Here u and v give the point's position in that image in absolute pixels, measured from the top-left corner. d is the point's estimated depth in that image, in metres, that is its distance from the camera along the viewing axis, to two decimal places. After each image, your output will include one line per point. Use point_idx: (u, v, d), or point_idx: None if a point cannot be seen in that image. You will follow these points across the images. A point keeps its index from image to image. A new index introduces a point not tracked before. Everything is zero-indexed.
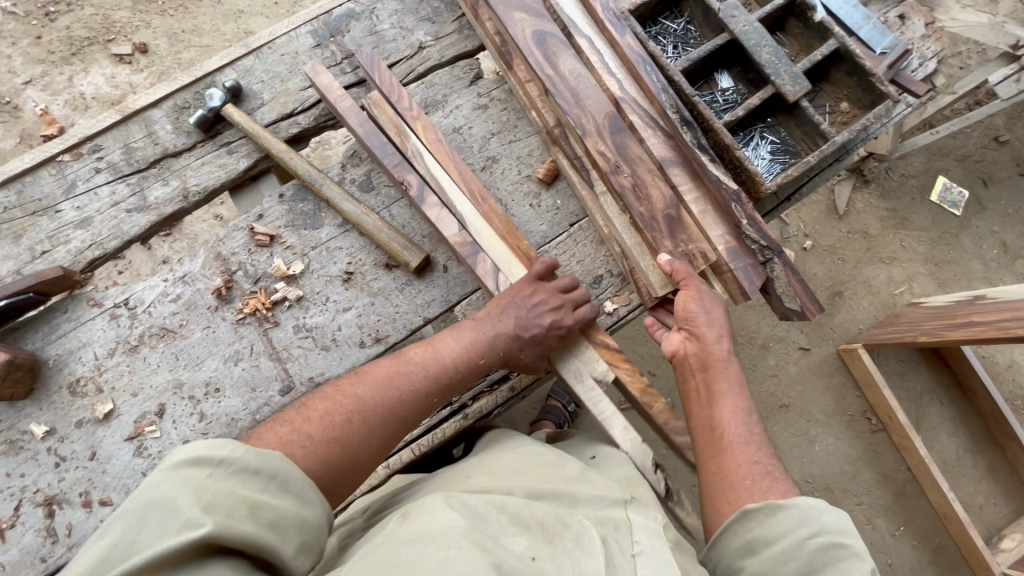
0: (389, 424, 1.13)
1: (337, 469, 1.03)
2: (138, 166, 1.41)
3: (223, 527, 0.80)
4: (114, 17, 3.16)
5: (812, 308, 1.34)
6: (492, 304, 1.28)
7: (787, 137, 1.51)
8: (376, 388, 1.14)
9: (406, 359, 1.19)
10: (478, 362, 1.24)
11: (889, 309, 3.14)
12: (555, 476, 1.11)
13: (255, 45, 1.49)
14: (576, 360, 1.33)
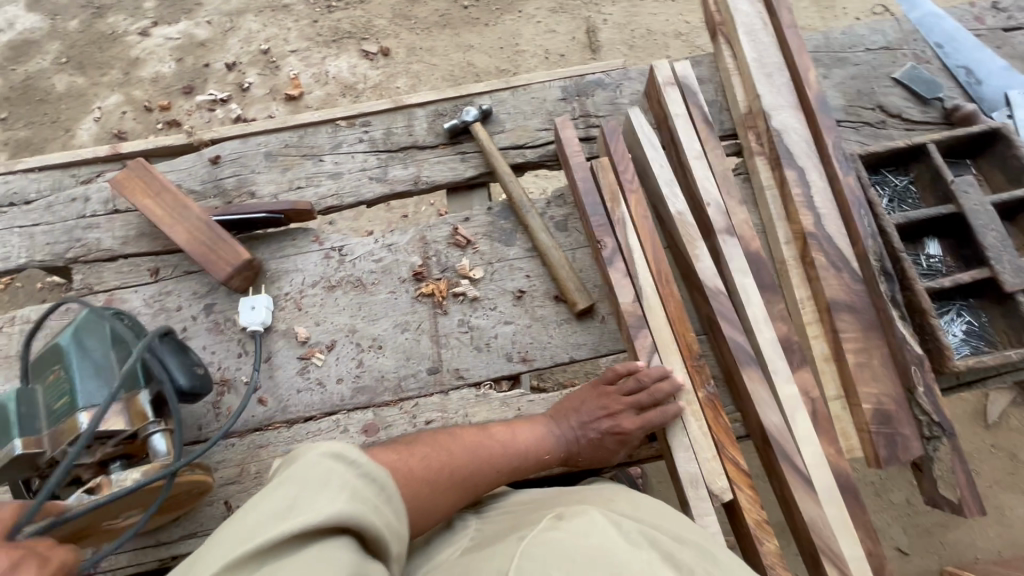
0: (463, 488, 1.19)
1: (414, 504, 1.09)
2: (391, 147, 1.68)
3: (359, 519, 0.84)
4: (374, 23, 3.79)
5: (972, 507, 1.25)
6: (563, 404, 1.39)
7: (987, 323, 1.45)
8: (460, 453, 1.21)
9: (489, 433, 1.28)
10: (545, 457, 1.32)
11: (1018, 550, 2.85)
12: (697, 531, 1.05)
13: (514, 85, 1.75)
14: (699, 464, 1.26)
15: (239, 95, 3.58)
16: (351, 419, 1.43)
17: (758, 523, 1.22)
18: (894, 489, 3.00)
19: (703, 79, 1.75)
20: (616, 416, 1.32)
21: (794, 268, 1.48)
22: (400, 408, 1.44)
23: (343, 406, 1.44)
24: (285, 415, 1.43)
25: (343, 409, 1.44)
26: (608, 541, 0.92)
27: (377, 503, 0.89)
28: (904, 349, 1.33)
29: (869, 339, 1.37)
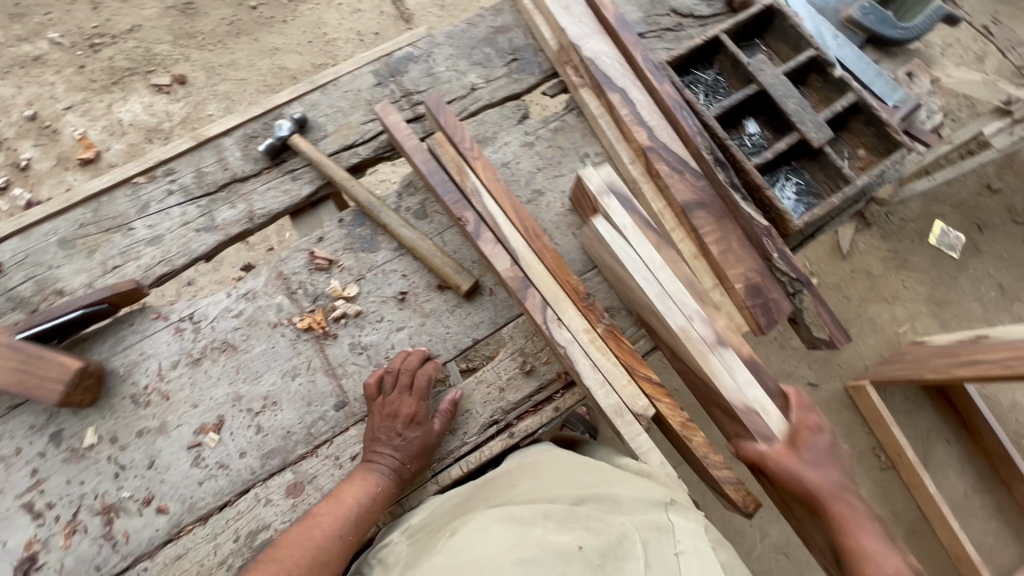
0: (321, 573, 1.16)
1: None
2: (208, 189, 1.50)
3: None
4: (155, 50, 3.32)
5: (839, 337, 1.42)
6: (364, 440, 1.32)
7: (810, 179, 1.62)
8: (296, 557, 1.15)
9: (313, 516, 1.22)
10: (380, 487, 1.27)
11: (893, 347, 3.50)
12: (599, 481, 1.25)
13: (321, 82, 1.61)
14: (618, 394, 1.30)
15: (21, 177, 3.02)
16: (271, 487, 1.32)
17: (684, 423, 1.32)
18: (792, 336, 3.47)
19: (508, 25, 1.71)
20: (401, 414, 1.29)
21: (644, 184, 1.55)
22: (320, 455, 1.35)
23: (257, 479, 1.32)
24: (195, 513, 1.29)
25: (257, 482, 1.32)
26: (506, 531, 1.09)
27: None
28: (749, 223, 1.47)
29: (724, 226, 1.49)
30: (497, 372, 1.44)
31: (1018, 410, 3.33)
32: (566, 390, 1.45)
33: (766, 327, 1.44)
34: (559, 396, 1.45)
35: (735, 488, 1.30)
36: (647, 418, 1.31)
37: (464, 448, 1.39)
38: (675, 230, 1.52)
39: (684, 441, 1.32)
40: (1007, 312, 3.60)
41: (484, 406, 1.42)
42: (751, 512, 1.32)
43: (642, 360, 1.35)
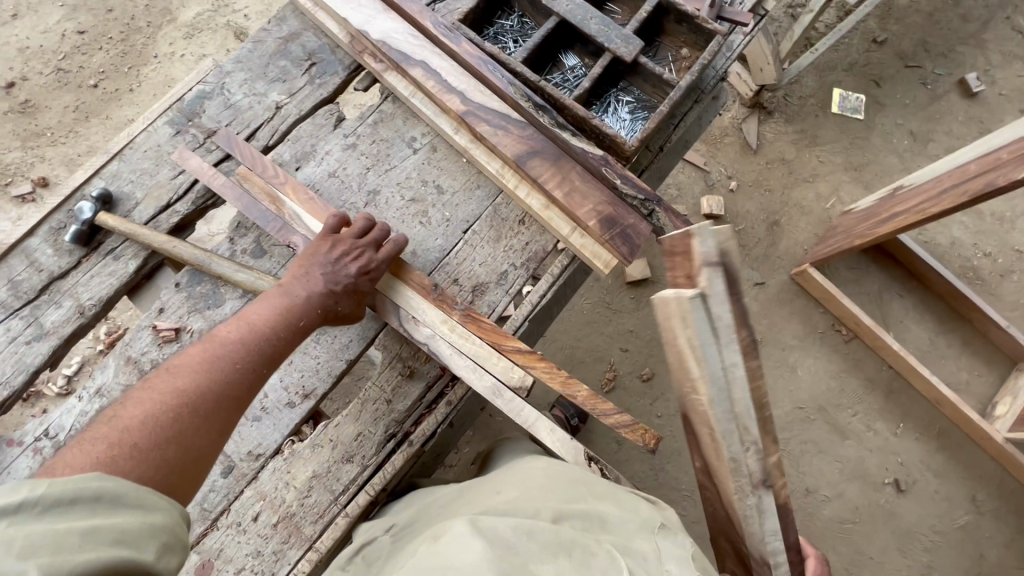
0: (232, 406, 1.06)
1: (179, 467, 0.94)
2: (27, 297, 1.40)
3: (48, 570, 0.69)
4: (6, 160, 3.16)
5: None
6: (293, 268, 1.28)
7: (641, 93, 1.58)
8: (191, 375, 1.04)
9: (217, 339, 1.11)
10: (299, 323, 1.22)
11: (826, 223, 3.46)
12: (589, 497, 1.19)
13: (116, 150, 1.51)
14: (491, 374, 1.29)
15: None
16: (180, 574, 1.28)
17: (564, 382, 1.29)
18: None
19: (297, 31, 1.62)
20: (351, 256, 1.28)
21: (475, 150, 1.49)
22: (222, 528, 1.30)
23: None
24: None
25: None
26: (499, 545, 0.96)
27: (86, 523, 0.75)
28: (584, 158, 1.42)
29: (563, 169, 1.44)
30: (381, 386, 1.39)
31: (959, 245, 3.35)
32: (455, 382, 1.40)
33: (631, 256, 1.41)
34: (450, 390, 1.40)
35: (632, 431, 1.27)
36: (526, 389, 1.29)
37: (367, 472, 1.35)
38: (517, 188, 1.47)
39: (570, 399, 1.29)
40: (924, 155, 3.61)
41: (376, 424, 1.37)
42: (655, 447, 1.29)
43: (505, 333, 1.34)
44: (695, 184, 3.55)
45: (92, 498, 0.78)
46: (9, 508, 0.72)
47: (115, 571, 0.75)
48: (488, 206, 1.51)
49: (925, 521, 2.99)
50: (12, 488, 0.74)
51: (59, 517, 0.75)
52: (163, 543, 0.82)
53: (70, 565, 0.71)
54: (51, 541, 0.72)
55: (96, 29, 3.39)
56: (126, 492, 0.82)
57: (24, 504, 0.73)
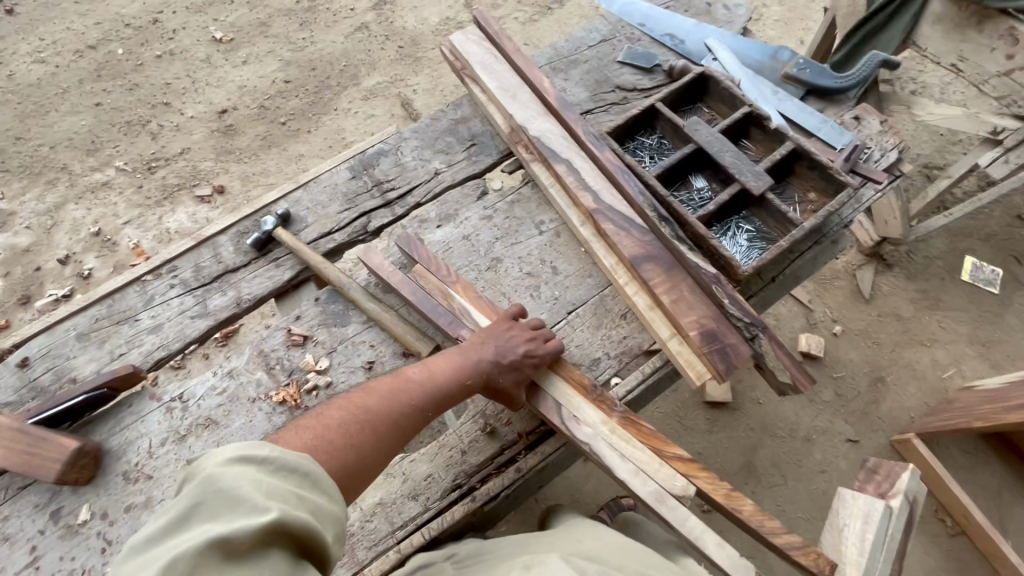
0: (393, 435, 1.27)
1: (352, 474, 1.16)
2: (204, 281, 1.70)
3: (286, 513, 0.93)
4: (201, 167, 3.85)
5: (801, 380, 1.39)
6: (476, 335, 1.43)
7: (761, 224, 1.66)
8: (379, 401, 1.28)
9: (404, 377, 1.34)
10: (467, 384, 1.36)
11: (939, 394, 3.18)
12: (667, 569, 1.16)
13: (304, 181, 1.84)
14: (654, 481, 1.28)
15: (83, 285, 3.45)
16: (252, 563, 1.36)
17: (727, 495, 1.30)
18: (821, 387, 3.24)
19: (468, 115, 1.93)
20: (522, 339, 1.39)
21: (595, 243, 1.63)
22: None
23: None
24: None
25: None
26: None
27: (301, 491, 1.00)
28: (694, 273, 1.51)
29: (673, 277, 1.53)
30: (460, 436, 1.48)
31: None
32: (527, 452, 1.45)
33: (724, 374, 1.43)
34: (521, 458, 1.45)
35: (805, 553, 1.24)
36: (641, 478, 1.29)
37: (427, 514, 1.40)
38: (628, 285, 1.57)
39: (734, 512, 1.28)
40: None
41: (446, 470, 1.45)
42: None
43: (663, 438, 1.34)
44: (796, 319, 3.45)
45: (305, 472, 1.03)
46: (259, 459, 0.99)
47: (308, 531, 0.96)
48: (595, 294, 1.62)
49: None
50: (264, 447, 1.01)
51: (284, 479, 0.99)
52: (334, 529, 1.03)
53: (290, 513, 0.93)
54: (282, 492, 0.96)
55: (299, 81, 4.17)
56: (323, 478, 1.05)
57: (270, 461, 0.99)
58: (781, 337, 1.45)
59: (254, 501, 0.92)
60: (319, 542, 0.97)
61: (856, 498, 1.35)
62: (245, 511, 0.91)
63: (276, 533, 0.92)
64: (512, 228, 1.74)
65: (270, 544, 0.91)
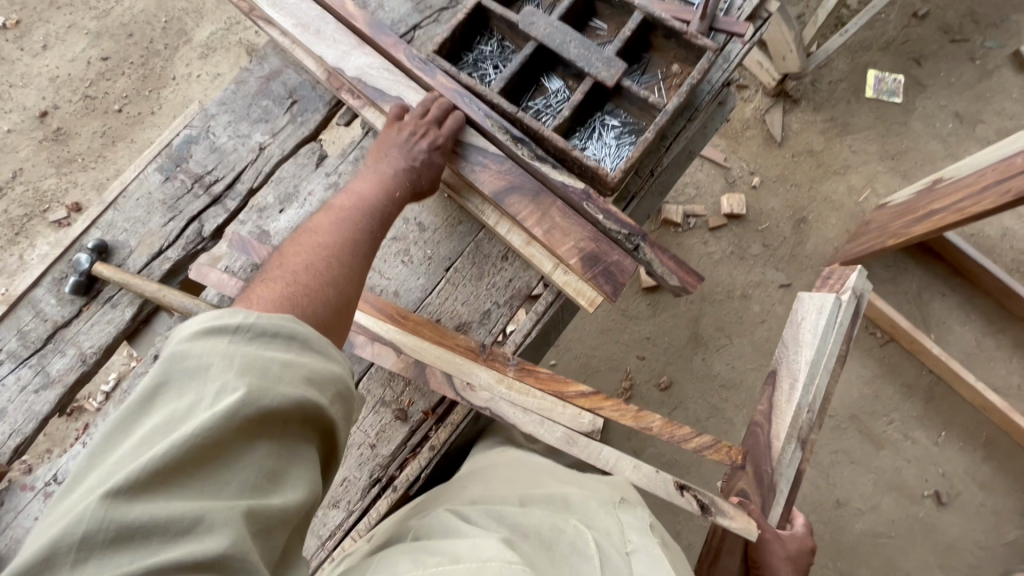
0: (358, 259, 1.12)
1: (337, 309, 1.00)
2: (34, 346, 1.47)
3: (260, 389, 0.76)
4: (43, 187, 3.33)
5: (690, 280, 1.32)
6: (372, 156, 1.34)
7: (628, 116, 1.50)
8: (328, 234, 1.13)
9: (334, 209, 1.21)
10: (396, 195, 1.28)
11: (859, 218, 3.24)
12: (549, 485, 1.19)
13: (111, 199, 1.55)
14: (560, 425, 1.23)
15: None
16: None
17: (636, 416, 1.24)
18: (750, 243, 3.26)
19: (279, 68, 1.62)
20: (418, 134, 1.32)
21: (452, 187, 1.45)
22: None
23: None
24: None
25: None
26: (472, 527, 1.02)
27: (286, 357, 0.82)
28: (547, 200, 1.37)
29: (542, 204, 1.37)
30: (364, 430, 1.39)
31: (1008, 239, 3.12)
32: (439, 426, 1.39)
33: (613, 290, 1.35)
34: (433, 433, 1.39)
35: (717, 450, 1.22)
36: (545, 431, 1.23)
37: (352, 517, 1.36)
38: (500, 224, 1.41)
39: (645, 432, 1.24)
40: (972, 139, 3.32)
41: (360, 468, 1.38)
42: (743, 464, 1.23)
43: (563, 379, 1.29)
44: (716, 181, 3.37)
45: (286, 335, 0.83)
46: (229, 330, 0.80)
47: (300, 405, 0.80)
48: (471, 241, 1.48)
49: (968, 535, 2.78)
50: (232, 314, 0.82)
51: (263, 348, 0.81)
52: (338, 391, 0.86)
53: (265, 390, 0.77)
54: (257, 366, 0.78)
55: (118, 54, 3.51)
56: (311, 338, 0.86)
57: (241, 328, 0.81)
58: (662, 240, 1.35)
59: (224, 386, 0.75)
60: (318, 409, 0.82)
61: (813, 298, 1.64)
62: (212, 397, 0.75)
63: (256, 417, 0.76)
64: None
65: (257, 430, 0.76)
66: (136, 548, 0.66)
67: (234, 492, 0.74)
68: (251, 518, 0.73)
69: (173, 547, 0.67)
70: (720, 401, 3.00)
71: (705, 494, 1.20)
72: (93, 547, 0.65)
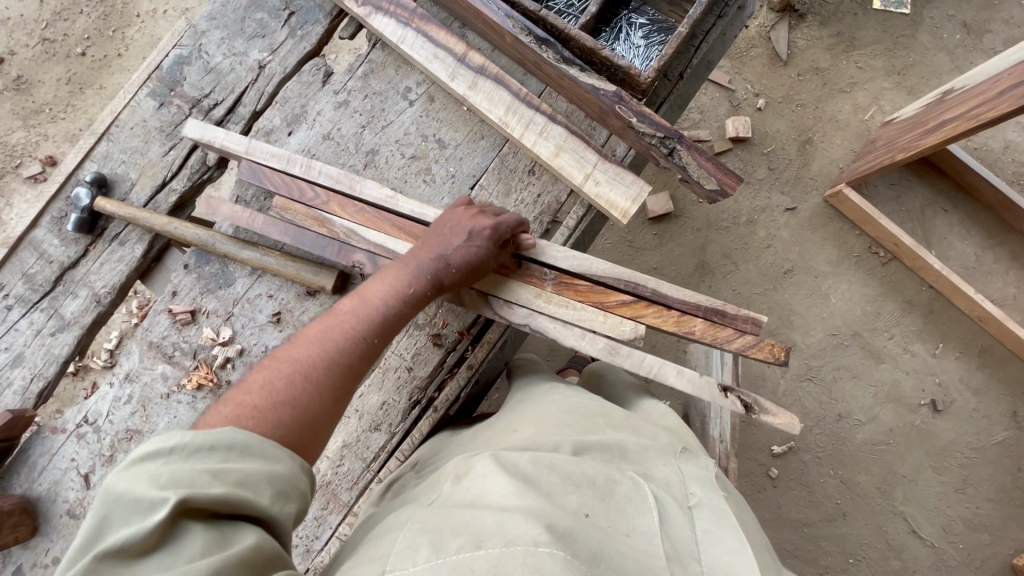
0: (336, 372, 1.01)
1: (296, 427, 0.92)
2: (43, 289, 1.41)
3: (189, 495, 0.74)
4: (12, 141, 3.12)
5: (730, 183, 1.26)
6: (417, 244, 1.20)
7: (656, 13, 1.41)
8: (314, 348, 1.01)
9: (333, 314, 1.08)
10: (409, 293, 1.13)
11: (864, 136, 3.19)
12: (603, 429, 1.20)
13: (102, 129, 1.44)
14: (603, 334, 1.22)
15: None
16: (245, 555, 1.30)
17: (678, 321, 1.23)
18: (755, 167, 3.20)
19: None
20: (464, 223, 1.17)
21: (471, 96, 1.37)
22: None
23: None
24: None
25: None
26: (526, 477, 0.99)
27: (223, 467, 0.80)
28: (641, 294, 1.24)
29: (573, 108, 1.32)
30: (400, 354, 1.37)
31: (1010, 152, 3.12)
32: (475, 346, 1.37)
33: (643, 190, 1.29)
34: (470, 353, 1.38)
35: (760, 349, 1.21)
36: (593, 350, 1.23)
37: (395, 439, 1.36)
38: (526, 134, 1.35)
39: (686, 336, 1.23)
40: (979, 49, 3.24)
41: (399, 392, 1.37)
42: (787, 361, 1.21)
43: (603, 290, 1.24)
44: (720, 105, 3.27)
45: (224, 449, 0.81)
46: (165, 451, 0.79)
47: (232, 507, 0.78)
48: (495, 156, 1.41)
49: (961, 439, 2.93)
50: (171, 434, 0.80)
51: (199, 460, 0.79)
52: (278, 489, 0.83)
53: (192, 496, 0.75)
54: (184, 476, 0.77)
55: None
56: (256, 442, 0.84)
57: (177, 449, 0.79)
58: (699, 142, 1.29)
59: (148, 496, 0.74)
60: (254, 509, 0.79)
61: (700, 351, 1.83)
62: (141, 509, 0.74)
63: (185, 518, 0.75)
64: (378, 107, 1.44)
65: (187, 529, 0.75)
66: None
67: None
68: None
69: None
70: None
71: (748, 394, 1.23)
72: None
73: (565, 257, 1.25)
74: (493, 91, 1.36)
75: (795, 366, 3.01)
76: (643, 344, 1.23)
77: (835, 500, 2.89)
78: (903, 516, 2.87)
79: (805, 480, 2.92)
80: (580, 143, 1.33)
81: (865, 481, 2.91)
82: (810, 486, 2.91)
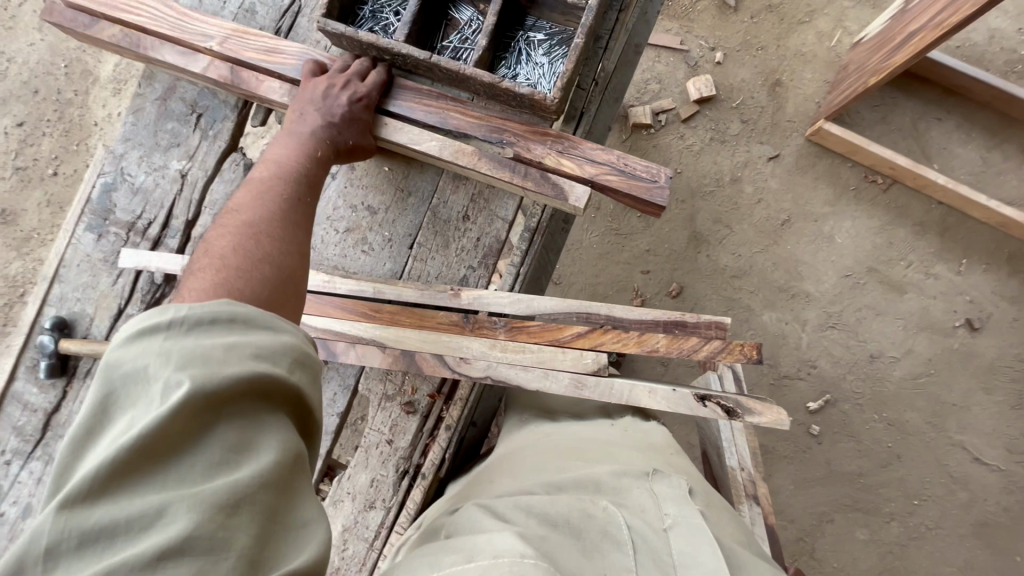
0: (293, 228, 1.04)
1: (275, 282, 0.93)
2: (35, 437, 1.45)
3: (206, 373, 0.71)
4: (12, 272, 3.23)
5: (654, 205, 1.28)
6: (292, 114, 1.24)
7: (552, 25, 1.36)
8: (254, 208, 1.03)
9: (261, 183, 1.10)
10: (318, 154, 1.18)
11: (835, 64, 3.01)
12: (578, 462, 1.18)
13: (51, 273, 1.47)
14: (565, 371, 1.18)
15: None
16: None
17: (639, 341, 1.18)
18: (728, 122, 3.03)
19: (171, 85, 1.48)
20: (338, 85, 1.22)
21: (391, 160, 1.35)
22: None
23: None
24: None
25: None
26: (500, 524, 0.96)
27: (227, 339, 0.76)
28: (596, 317, 1.24)
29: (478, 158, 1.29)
30: (378, 428, 1.36)
31: (996, 41, 2.90)
32: (449, 404, 1.35)
33: (576, 200, 1.27)
34: (446, 412, 1.36)
35: (729, 352, 1.16)
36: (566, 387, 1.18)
37: (392, 513, 1.35)
38: (459, 161, 1.29)
39: (652, 355, 1.18)
40: None
41: (385, 466, 1.36)
42: (761, 356, 1.16)
43: (556, 326, 1.21)
44: (677, 68, 3.12)
45: (224, 320, 0.78)
46: (162, 327, 0.74)
47: (252, 381, 0.75)
48: (426, 210, 1.38)
49: (1008, 353, 2.76)
50: (161, 311, 0.76)
51: (202, 335, 0.75)
52: (294, 359, 0.81)
53: (210, 373, 0.72)
54: (197, 354, 0.73)
55: (32, 115, 3.31)
56: (253, 313, 0.81)
57: (174, 324, 0.75)
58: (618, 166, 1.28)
59: (166, 378, 0.71)
60: (275, 381, 0.77)
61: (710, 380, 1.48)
62: (157, 394, 0.70)
63: (207, 401, 0.71)
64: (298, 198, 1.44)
65: (213, 412, 0.72)
66: (103, 549, 0.64)
67: (205, 473, 0.70)
68: (225, 499, 0.68)
69: (142, 539, 0.64)
70: (734, 291, 2.90)
71: (728, 398, 1.17)
72: (60, 558, 0.63)
73: (511, 304, 1.25)
74: (422, 132, 1.30)
75: (814, 317, 2.86)
76: (609, 372, 1.19)
77: (886, 444, 2.75)
78: (961, 446, 2.73)
79: (851, 431, 2.77)
80: (507, 167, 1.28)
81: (914, 419, 2.76)
82: (857, 435, 2.77)
